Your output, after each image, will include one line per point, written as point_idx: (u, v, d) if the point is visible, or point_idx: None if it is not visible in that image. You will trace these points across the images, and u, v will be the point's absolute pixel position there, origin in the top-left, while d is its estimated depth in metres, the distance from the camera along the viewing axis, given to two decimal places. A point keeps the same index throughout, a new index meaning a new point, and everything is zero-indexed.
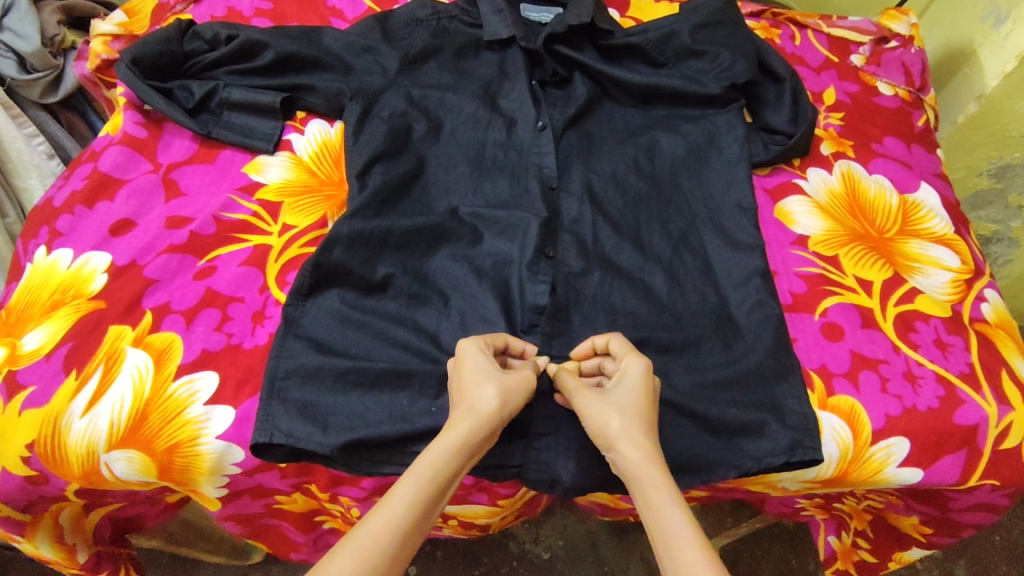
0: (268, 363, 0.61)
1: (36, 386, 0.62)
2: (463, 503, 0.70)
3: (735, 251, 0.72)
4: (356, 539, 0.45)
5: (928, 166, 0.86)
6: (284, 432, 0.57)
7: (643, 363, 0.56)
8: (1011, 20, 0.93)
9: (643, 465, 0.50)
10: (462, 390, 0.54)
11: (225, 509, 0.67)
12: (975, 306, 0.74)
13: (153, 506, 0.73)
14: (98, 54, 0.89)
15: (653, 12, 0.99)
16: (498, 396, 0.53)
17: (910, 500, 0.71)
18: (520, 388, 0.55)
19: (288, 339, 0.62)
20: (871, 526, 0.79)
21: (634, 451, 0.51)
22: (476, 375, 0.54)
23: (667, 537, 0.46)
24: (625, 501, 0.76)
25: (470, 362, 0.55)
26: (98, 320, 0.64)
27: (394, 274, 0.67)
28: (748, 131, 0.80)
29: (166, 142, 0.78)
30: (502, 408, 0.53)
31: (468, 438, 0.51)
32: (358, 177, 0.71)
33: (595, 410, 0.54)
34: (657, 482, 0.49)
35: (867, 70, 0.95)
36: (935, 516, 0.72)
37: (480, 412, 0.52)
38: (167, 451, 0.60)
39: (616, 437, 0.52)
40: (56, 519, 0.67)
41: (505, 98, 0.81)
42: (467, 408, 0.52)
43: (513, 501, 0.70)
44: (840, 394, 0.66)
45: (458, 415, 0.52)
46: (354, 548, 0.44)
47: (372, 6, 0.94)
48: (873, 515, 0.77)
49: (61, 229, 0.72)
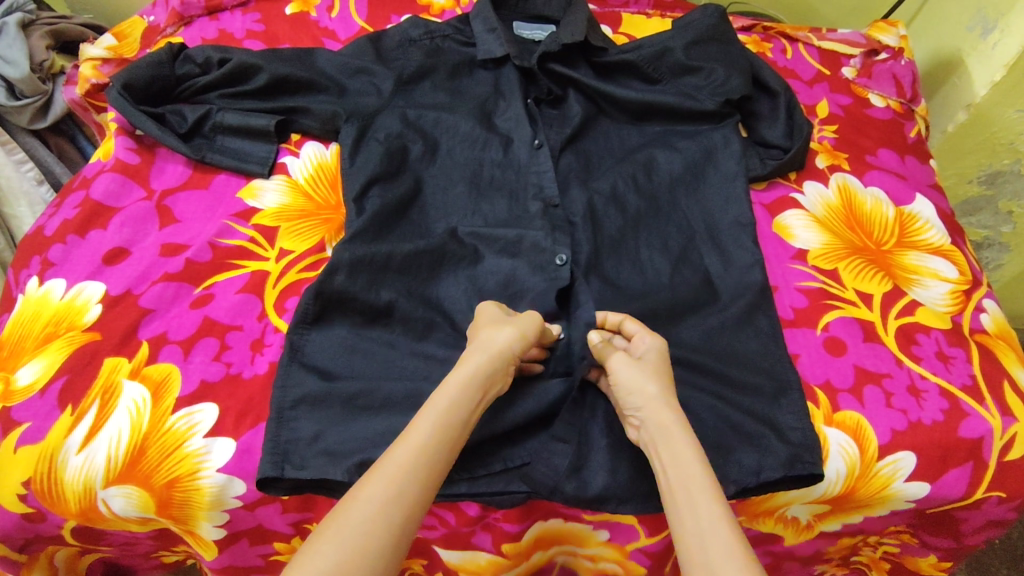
0: (273, 395, 0.60)
1: (31, 422, 0.60)
2: (467, 549, 0.67)
3: (734, 268, 0.72)
4: (399, 450, 0.48)
5: (922, 177, 0.87)
6: (295, 465, 0.56)
7: (661, 343, 0.59)
8: (998, 30, 0.94)
9: (660, 417, 0.53)
10: (477, 334, 0.58)
11: (221, 558, 0.65)
12: (975, 318, 0.74)
13: (147, 561, 0.74)
14: (87, 78, 0.88)
15: (645, 28, 0.99)
16: (510, 336, 0.56)
17: (924, 537, 0.71)
18: (531, 326, 0.59)
19: (293, 368, 0.62)
20: (890, 573, 0.77)
21: (663, 412, 0.53)
22: (491, 324, 0.58)
23: (681, 470, 0.49)
24: (637, 555, 0.69)
25: (486, 317, 0.60)
26: (93, 353, 0.63)
27: (398, 300, 0.65)
28: (743, 146, 0.80)
29: (158, 168, 0.77)
30: (511, 347, 0.56)
31: (481, 369, 0.53)
32: (356, 201, 0.70)
33: (628, 373, 0.56)
34: (678, 431, 0.52)
35: (857, 82, 0.96)
36: (951, 550, 0.72)
37: (494, 348, 0.55)
38: (166, 486, 0.59)
39: (647, 400, 0.54)
40: (51, 560, 0.67)
41: (501, 117, 0.81)
42: (479, 344, 0.56)
43: (518, 549, 0.67)
44: (845, 409, 0.65)
45: (468, 355, 0.55)
46: (398, 457, 0.47)
47: (364, 26, 0.93)
48: (892, 562, 0.76)
49: (53, 259, 0.71)
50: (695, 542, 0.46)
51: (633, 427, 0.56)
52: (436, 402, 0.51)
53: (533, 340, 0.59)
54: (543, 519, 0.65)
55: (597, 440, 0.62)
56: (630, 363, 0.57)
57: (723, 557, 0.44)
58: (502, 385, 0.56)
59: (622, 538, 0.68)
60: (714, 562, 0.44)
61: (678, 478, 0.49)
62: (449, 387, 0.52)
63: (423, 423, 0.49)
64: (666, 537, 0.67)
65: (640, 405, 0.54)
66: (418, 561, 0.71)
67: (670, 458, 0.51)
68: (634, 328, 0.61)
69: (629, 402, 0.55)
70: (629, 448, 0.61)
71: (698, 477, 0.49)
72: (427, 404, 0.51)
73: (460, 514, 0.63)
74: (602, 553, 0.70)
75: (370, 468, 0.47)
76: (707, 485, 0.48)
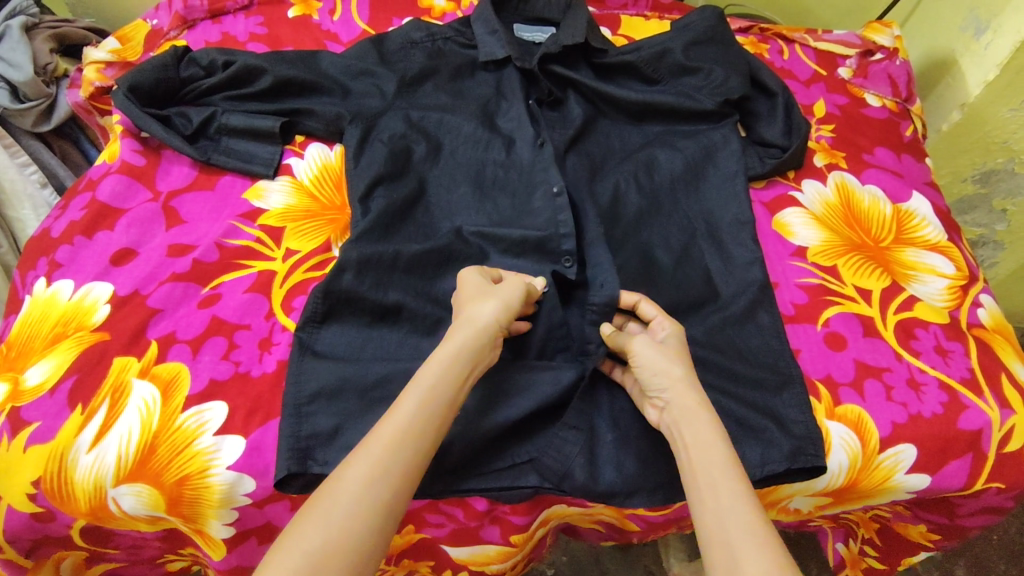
0: (288, 391, 0.61)
1: (41, 422, 0.61)
2: (475, 543, 0.68)
3: (735, 265, 0.73)
4: (383, 428, 0.49)
5: (919, 175, 0.88)
6: (320, 462, 0.58)
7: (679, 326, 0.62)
8: (991, 30, 0.95)
9: (688, 401, 0.54)
10: (460, 308, 0.58)
11: (229, 559, 0.65)
12: (973, 313, 0.76)
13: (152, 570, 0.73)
14: (92, 81, 0.89)
15: (643, 29, 1.00)
16: (494, 310, 0.57)
17: (916, 509, 0.73)
18: (515, 299, 0.59)
19: (305, 366, 0.62)
20: (879, 534, 0.78)
21: (687, 395, 0.54)
22: (475, 296, 0.59)
23: (708, 457, 0.51)
24: (634, 515, 0.70)
25: (469, 286, 0.60)
26: (102, 352, 0.64)
27: (406, 299, 0.66)
28: (742, 145, 0.81)
29: (164, 169, 0.78)
30: (496, 320, 0.57)
31: (466, 345, 0.54)
32: (361, 201, 0.72)
33: (652, 356, 0.57)
34: (700, 416, 0.53)
35: (854, 82, 0.97)
36: (942, 524, 0.73)
37: (477, 322, 0.56)
38: (176, 484, 0.59)
39: (673, 381, 0.55)
40: (57, 568, 0.67)
41: (503, 117, 0.82)
42: (465, 320, 0.56)
43: (525, 539, 0.68)
44: (847, 403, 0.66)
45: (455, 330, 0.56)
46: (381, 436, 0.48)
47: (366, 29, 0.94)
48: (881, 523, 0.77)
49: (61, 260, 0.71)
50: (717, 526, 0.47)
51: (654, 408, 0.58)
52: (419, 381, 0.52)
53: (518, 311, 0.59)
54: (551, 505, 0.67)
55: (603, 435, 0.62)
56: (656, 347, 0.58)
57: (745, 539, 0.46)
58: (492, 358, 0.57)
59: (621, 507, 0.68)
60: (739, 549, 0.45)
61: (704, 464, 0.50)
62: (434, 364, 0.53)
63: (406, 402, 0.50)
64: (665, 514, 0.70)
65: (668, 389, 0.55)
66: (426, 563, 0.72)
67: (695, 444, 0.52)
68: (651, 312, 0.63)
69: (654, 382, 0.56)
70: (634, 442, 0.62)
71: (723, 465, 0.50)
72: (410, 383, 0.52)
73: (468, 509, 0.64)
74: (601, 514, 0.71)
75: (355, 447, 0.49)
76: (733, 472, 0.50)
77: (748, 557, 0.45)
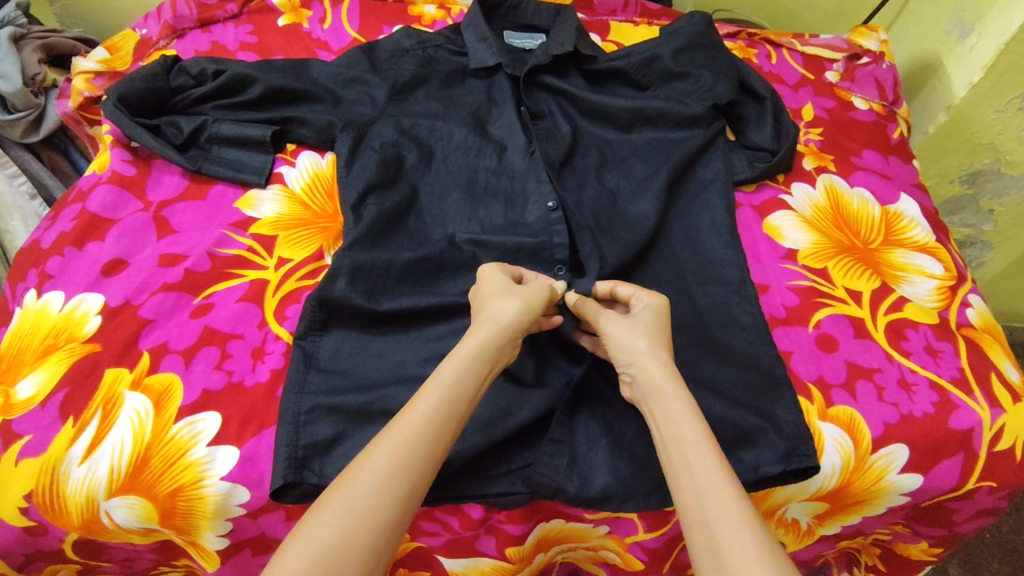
0: (291, 400, 0.60)
1: (32, 435, 0.60)
2: (472, 555, 0.67)
3: (724, 266, 0.74)
4: (404, 422, 0.49)
5: (907, 177, 0.89)
6: (315, 473, 0.58)
7: (662, 300, 0.61)
8: (975, 33, 0.96)
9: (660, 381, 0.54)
10: (482, 303, 0.58)
11: (224, 568, 0.65)
12: (962, 313, 0.76)
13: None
14: (80, 91, 0.89)
15: (632, 35, 1.01)
16: (518, 308, 0.57)
17: (915, 525, 0.73)
18: (538, 301, 0.59)
19: (309, 374, 0.62)
20: (880, 559, 0.79)
21: (652, 370, 0.55)
22: (499, 292, 0.59)
23: (682, 436, 0.51)
24: (635, 545, 0.69)
25: (492, 281, 0.60)
26: (94, 364, 0.63)
27: (400, 308, 0.66)
28: (730, 150, 0.82)
29: (155, 179, 0.78)
30: (521, 318, 0.57)
31: (489, 342, 0.54)
32: (353, 209, 0.71)
33: (621, 331, 0.58)
34: (674, 394, 0.53)
35: (841, 86, 0.98)
36: (944, 536, 0.73)
37: (498, 321, 0.56)
38: (170, 496, 0.59)
39: (636, 356, 0.56)
40: None
41: (494, 124, 0.82)
42: (488, 317, 0.56)
43: (523, 552, 0.67)
44: (840, 404, 0.67)
45: (478, 326, 0.56)
46: (402, 430, 0.48)
47: (356, 36, 0.94)
48: (882, 548, 0.78)
49: (51, 272, 0.71)
50: (695, 505, 0.47)
51: (625, 385, 0.58)
52: (440, 375, 0.52)
53: (540, 314, 0.59)
54: (546, 518, 0.65)
55: (597, 440, 0.63)
56: (623, 323, 0.58)
57: (721, 515, 0.46)
58: (510, 357, 0.57)
59: (622, 532, 0.68)
60: (717, 526, 0.45)
61: (680, 443, 0.50)
62: (455, 360, 0.53)
63: (424, 401, 0.50)
64: (664, 536, 0.68)
65: (635, 373, 0.56)
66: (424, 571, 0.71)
67: (667, 424, 0.52)
68: (629, 291, 0.63)
69: (621, 358, 0.57)
70: (628, 445, 0.62)
71: (700, 443, 0.50)
72: (429, 381, 0.51)
73: (463, 518, 0.64)
74: (602, 546, 0.70)
75: (374, 439, 0.49)
76: (707, 448, 0.50)
77: (727, 536, 0.45)
